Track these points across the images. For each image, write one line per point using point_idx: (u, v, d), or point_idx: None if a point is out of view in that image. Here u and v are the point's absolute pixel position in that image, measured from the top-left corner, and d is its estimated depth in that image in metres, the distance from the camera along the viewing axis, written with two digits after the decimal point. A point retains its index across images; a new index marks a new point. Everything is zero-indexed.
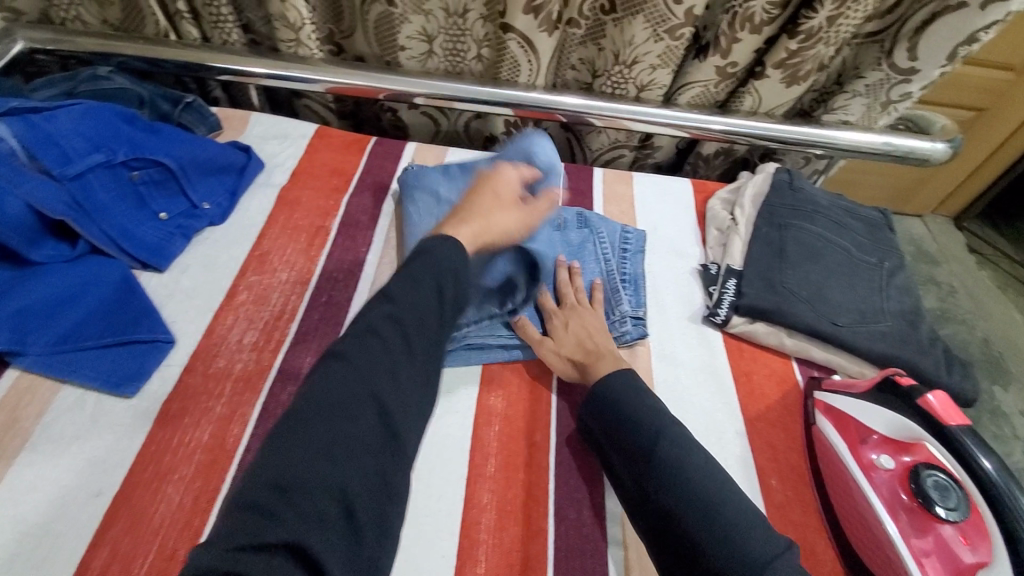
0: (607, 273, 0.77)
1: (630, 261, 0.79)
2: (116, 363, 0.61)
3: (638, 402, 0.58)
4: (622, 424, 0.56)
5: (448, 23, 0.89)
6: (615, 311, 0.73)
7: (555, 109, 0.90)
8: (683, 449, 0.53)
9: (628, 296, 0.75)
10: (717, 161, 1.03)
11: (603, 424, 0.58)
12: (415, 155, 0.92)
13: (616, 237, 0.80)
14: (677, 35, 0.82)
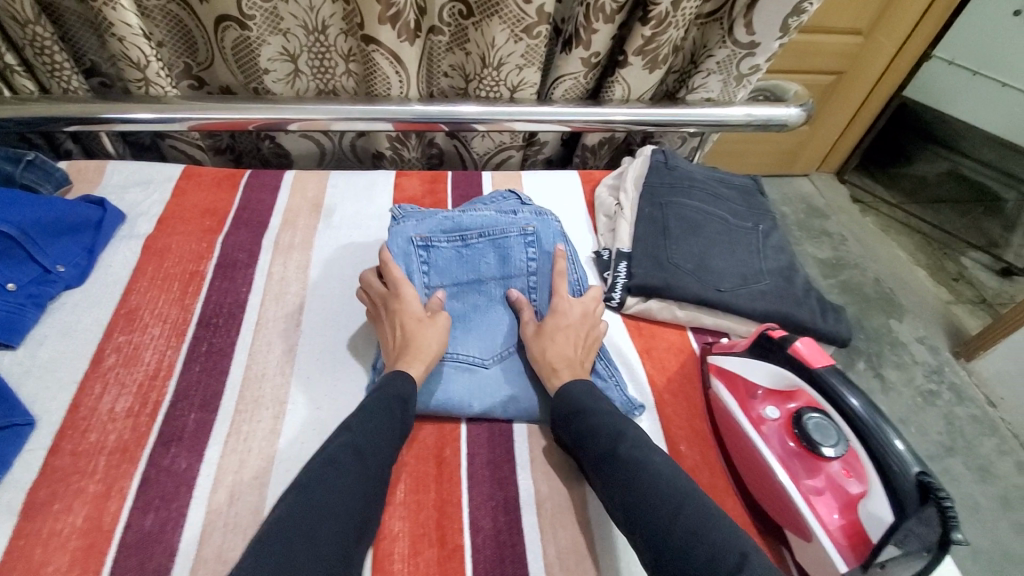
0: (525, 264, 0.73)
1: (543, 247, 0.74)
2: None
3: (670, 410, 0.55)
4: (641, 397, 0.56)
5: (309, 40, 0.86)
6: (522, 282, 0.73)
7: (432, 119, 0.90)
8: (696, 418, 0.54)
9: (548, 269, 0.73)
10: (602, 150, 1.07)
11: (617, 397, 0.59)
12: (296, 183, 0.89)
13: (436, 217, 0.73)
14: (534, 34, 0.83)
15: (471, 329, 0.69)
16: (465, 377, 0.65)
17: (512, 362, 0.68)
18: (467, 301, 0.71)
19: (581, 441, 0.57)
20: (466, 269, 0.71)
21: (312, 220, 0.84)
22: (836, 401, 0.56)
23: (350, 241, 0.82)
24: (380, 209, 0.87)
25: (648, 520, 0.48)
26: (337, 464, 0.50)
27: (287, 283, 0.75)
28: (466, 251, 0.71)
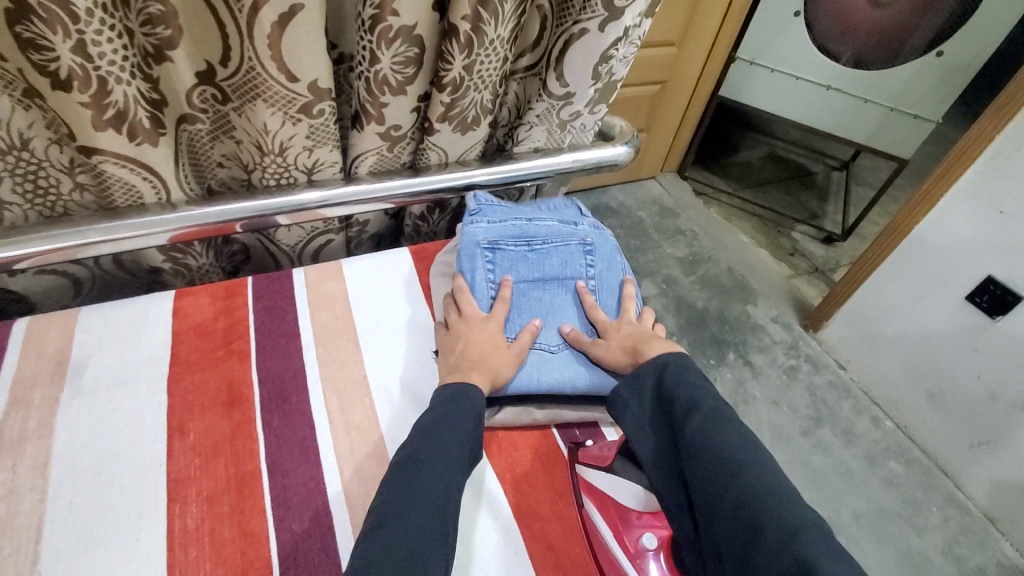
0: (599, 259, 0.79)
1: (599, 242, 0.81)
2: None
3: (699, 393, 0.61)
4: (675, 396, 0.62)
5: (7, 162, 0.65)
6: (565, 287, 0.77)
7: (228, 220, 0.73)
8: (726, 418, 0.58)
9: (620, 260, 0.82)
10: (435, 216, 0.96)
11: (660, 400, 0.63)
12: (30, 337, 0.66)
13: (505, 223, 0.77)
14: (315, 113, 0.70)
15: (541, 323, 0.73)
16: (539, 365, 0.70)
17: (578, 353, 0.72)
18: (555, 297, 0.76)
19: (666, 411, 0.62)
20: (546, 261, 0.77)
21: (54, 389, 0.63)
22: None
23: (112, 408, 0.62)
24: (156, 351, 0.68)
25: (710, 487, 0.54)
26: (417, 487, 0.52)
27: (19, 496, 0.55)
28: (532, 255, 0.76)
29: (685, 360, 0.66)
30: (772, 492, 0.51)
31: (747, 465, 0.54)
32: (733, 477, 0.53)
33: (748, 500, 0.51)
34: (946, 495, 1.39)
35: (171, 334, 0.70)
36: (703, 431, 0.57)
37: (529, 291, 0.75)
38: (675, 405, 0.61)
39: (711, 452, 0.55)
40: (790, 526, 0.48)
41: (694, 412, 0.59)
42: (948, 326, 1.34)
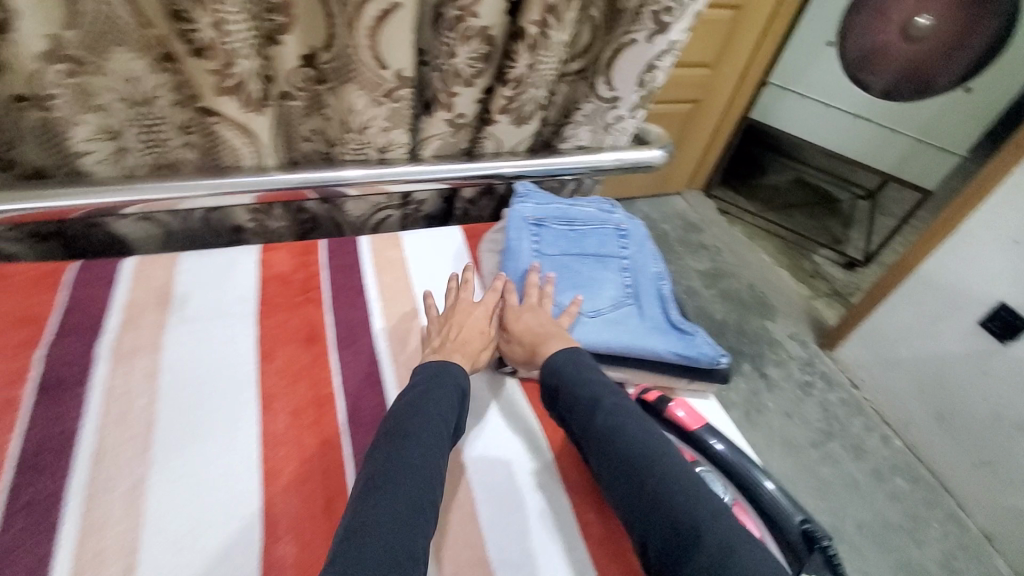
0: (631, 242, 0.89)
1: (631, 228, 0.91)
2: None
3: (585, 399, 0.64)
4: (578, 397, 0.64)
5: (133, 113, 0.74)
6: (602, 261, 0.85)
7: (297, 188, 0.84)
8: (622, 421, 0.62)
9: (654, 249, 0.90)
10: (484, 202, 1.06)
11: (564, 399, 0.66)
12: (139, 274, 0.78)
13: (550, 205, 0.89)
14: (397, 98, 0.81)
15: (578, 290, 0.81)
16: (574, 324, 0.77)
17: (611, 315, 0.79)
18: (593, 269, 0.84)
19: (568, 411, 0.65)
20: (584, 242, 0.86)
21: (161, 316, 0.74)
22: (706, 449, 0.63)
23: (212, 334, 0.73)
24: (246, 293, 0.79)
25: (632, 474, 0.58)
26: (396, 461, 0.55)
27: (132, 395, 0.65)
28: (571, 234, 0.87)
29: (570, 355, 0.69)
30: (691, 485, 0.56)
31: (663, 459, 0.58)
32: (654, 467, 0.57)
33: (669, 490, 0.55)
34: (946, 513, 1.42)
35: (260, 280, 0.81)
36: (622, 426, 0.61)
37: (569, 261, 0.84)
38: (576, 408, 0.64)
39: (630, 446, 0.60)
40: (702, 524, 0.52)
41: (598, 415, 0.62)
42: (961, 349, 1.39)
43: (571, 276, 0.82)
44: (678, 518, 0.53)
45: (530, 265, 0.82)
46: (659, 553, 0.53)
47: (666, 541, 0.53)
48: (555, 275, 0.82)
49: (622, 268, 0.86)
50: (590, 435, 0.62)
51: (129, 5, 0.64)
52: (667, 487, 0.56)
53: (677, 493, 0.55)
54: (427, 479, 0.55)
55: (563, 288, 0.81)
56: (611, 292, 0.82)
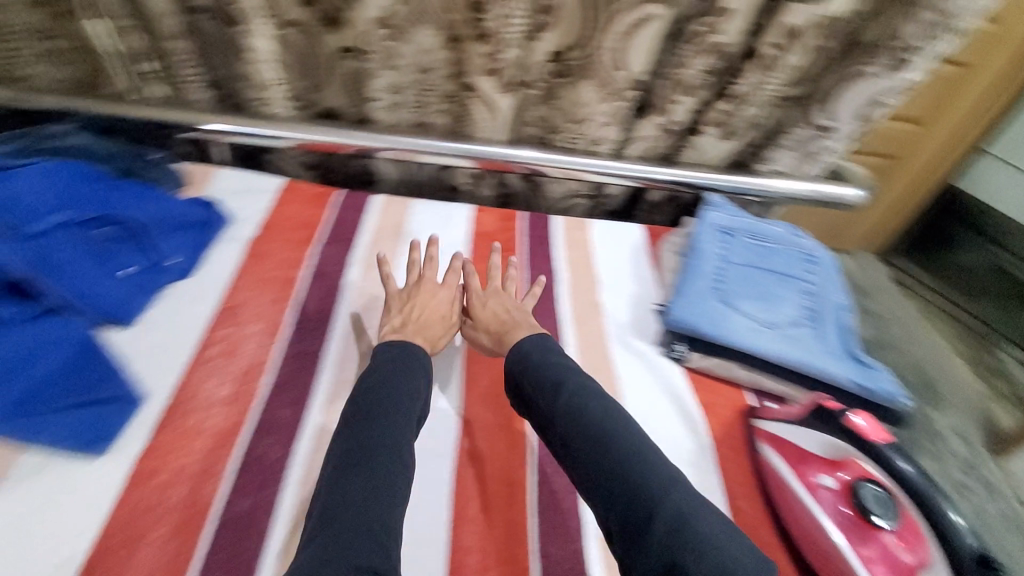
0: (816, 267, 0.90)
1: (817, 255, 0.92)
2: (114, 421, 0.60)
3: (556, 371, 0.68)
4: (534, 379, 0.67)
5: (416, 78, 0.92)
6: (784, 279, 0.88)
7: (509, 162, 0.97)
8: (587, 399, 0.64)
9: (837, 280, 0.91)
10: (666, 208, 1.11)
11: (521, 380, 0.68)
12: (383, 207, 0.95)
13: (741, 218, 0.94)
14: (625, 97, 0.90)
15: (758, 301, 0.84)
16: (750, 329, 0.81)
17: (789, 330, 0.82)
18: (774, 284, 0.87)
19: (531, 394, 0.67)
20: (767, 258, 0.90)
21: (395, 244, 0.89)
22: (889, 468, 0.61)
23: (433, 265, 0.88)
24: (459, 241, 0.93)
25: (589, 449, 0.60)
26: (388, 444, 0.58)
27: (372, 297, 0.81)
28: (757, 248, 0.91)
29: (539, 342, 0.72)
30: (660, 463, 0.58)
31: (624, 434, 0.60)
32: (616, 444, 0.59)
33: (631, 467, 0.57)
34: None
35: (472, 233, 0.95)
36: (581, 405, 0.63)
37: (751, 273, 0.87)
38: (532, 387, 0.67)
39: (590, 423, 0.61)
40: (678, 503, 0.54)
41: (560, 396, 0.64)
42: None
43: (751, 286, 0.86)
44: (636, 492, 0.55)
45: (713, 268, 0.87)
46: (619, 529, 0.55)
47: (625, 512, 0.55)
48: (736, 283, 0.86)
49: (803, 289, 0.87)
50: (548, 419, 0.64)
51: None
52: (626, 464, 0.57)
53: (635, 468, 0.57)
54: (390, 429, 0.59)
55: (743, 295, 0.85)
56: (790, 309, 0.84)
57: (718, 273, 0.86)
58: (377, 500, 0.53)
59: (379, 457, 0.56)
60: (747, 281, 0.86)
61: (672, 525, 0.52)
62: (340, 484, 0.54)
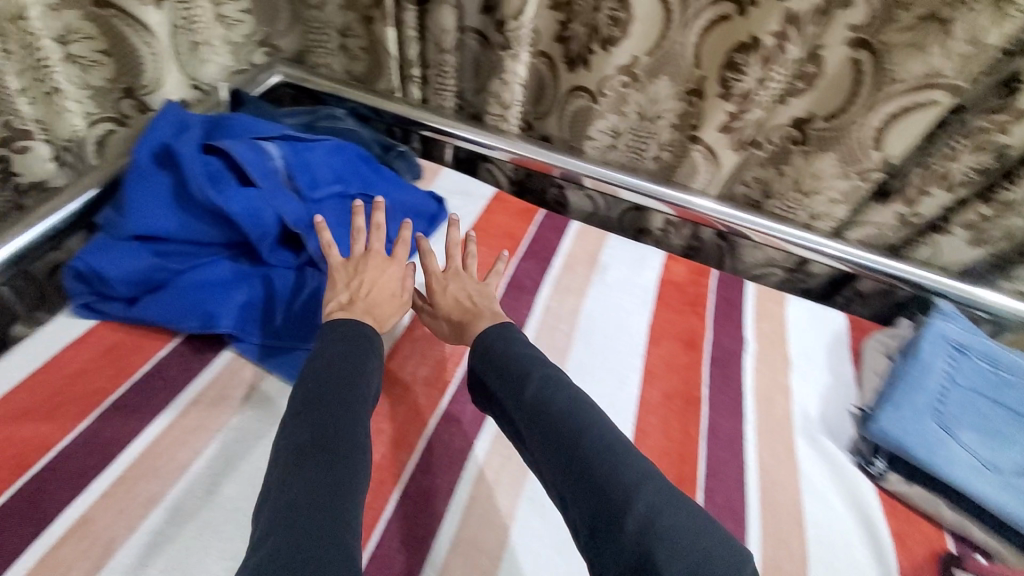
0: None
1: None
2: None
3: (506, 362, 0.62)
4: (504, 365, 0.62)
5: (638, 124, 0.95)
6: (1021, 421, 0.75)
7: (713, 217, 0.95)
8: (572, 394, 0.59)
9: None
10: (873, 300, 1.01)
11: (497, 366, 0.63)
12: (579, 234, 0.97)
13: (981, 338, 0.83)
14: (868, 178, 0.84)
15: (981, 434, 0.73)
16: (967, 463, 0.70)
17: (1018, 481, 0.69)
18: (1006, 422, 0.75)
19: (496, 384, 0.62)
20: (1003, 390, 0.77)
21: (588, 273, 0.91)
22: None
23: (619, 303, 0.87)
24: (647, 283, 0.91)
25: (550, 443, 0.55)
26: (297, 418, 0.53)
27: (560, 319, 0.83)
28: (994, 376, 0.79)
29: (499, 334, 0.66)
30: (651, 480, 0.51)
31: (599, 433, 0.55)
32: (580, 440, 0.54)
33: (613, 470, 0.51)
34: None
35: (660, 279, 0.93)
36: (547, 398, 0.58)
37: (977, 401, 0.76)
38: (506, 373, 0.62)
39: (554, 417, 0.56)
40: (646, 510, 0.49)
41: (529, 387, 0.59)
42: None
43: (977, 417, 0.75)
44: (621, 503, 0.49)
45: (933, 384, 0.77)
46: (590, 534, 0.50)
47: (596, 516, 0.50)
48: (958, 407, 0.75)
49: None
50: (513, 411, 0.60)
51: (696, 49, 0.83)
52: (605, 468, 0.52)
53: (609, 466, 0.52)
54: (346, 393, 0.56)
55: (964, 423, 0.74)
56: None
57: (937, 390, 0.77)
58: (339, 487, 0.48)
59: (340, 443, 0.51)
60: (970, 408, 0.75)
61: (656, 541, 0.47)
62: (292, 477, 0.48)
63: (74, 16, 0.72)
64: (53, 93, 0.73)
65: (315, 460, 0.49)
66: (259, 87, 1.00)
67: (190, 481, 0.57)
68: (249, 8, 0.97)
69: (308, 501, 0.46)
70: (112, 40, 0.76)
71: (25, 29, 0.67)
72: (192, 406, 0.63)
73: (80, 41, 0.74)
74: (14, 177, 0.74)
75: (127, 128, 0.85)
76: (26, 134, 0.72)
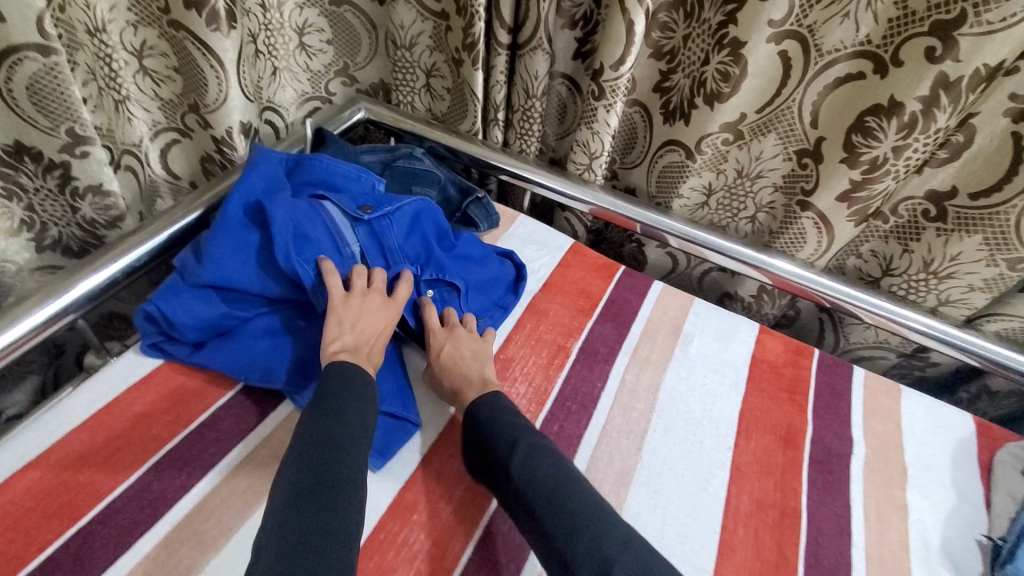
0: None
1: None
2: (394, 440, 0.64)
3: (500, 427, 0.60)
4: (495, 431, 0.60)
5: (734, 182, 0.87)
6: None
7: (817, 291, 0.84)
8: (565, 463, 0.57)
9: None
10: (1005, 401, 0.87)
11: (483, 430, 0.61)
12: (662, 297, 0.89)
13: None
14: (1016, 268, 0.72)
15: None
16: None
17: None
18: None
19: (483, 451, 0.60)
20: None
21: (670, 343, 0.83)
22: None
23: (703, 382, 0.78)
24: (737, 361, 0.82)
25: (544, 514, 0.53)
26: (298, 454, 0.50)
27: (637, 397, 0.75)
28: None
29: (492, 403, 0.63)
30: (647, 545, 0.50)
31: (596, 508, 0.52)
32: (566, 504, 0.52)
33: (609, 541, 0.49)
34: None
35: (751, 357, 0.83)
36: (538, 469, 0.56)
37: None
38: (494, 441, 0.59)
39: (545, 488, 0.54)
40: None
41: (517, 454, 0.57)
42: None
43: None
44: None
45: None
46: None
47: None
48: None
49: None
50: (502, 477, 0.57)
51: (813, 109, 0.74)
52: (601, 537, 0.49)
53: (603, 531, 0.50)
54: (345, 428, 0.53)
55: None
56: None
57: None
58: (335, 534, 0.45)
59: (339, 486, 0.49)
60: None
61: None
62: (289, 521, 0.44)
63: (151, 33, 0.72)
64: (121, 102, 0.71)
65: (325, 502, 0.47)
66: (345, 124, 0.96)
67: (233, 549, 0.54)
68: (331, 38, 0.93)
69: (308, 539, 0.44)
70: (182, 59, 0.73)
71: (102, 42, 0.66)
72: (245, 463, 0.60)
73: (155, 57, 0.74)
74: (72, 180, 0.70)
75: (190, 140, 0.83)
76: (87, 140, 0.68)
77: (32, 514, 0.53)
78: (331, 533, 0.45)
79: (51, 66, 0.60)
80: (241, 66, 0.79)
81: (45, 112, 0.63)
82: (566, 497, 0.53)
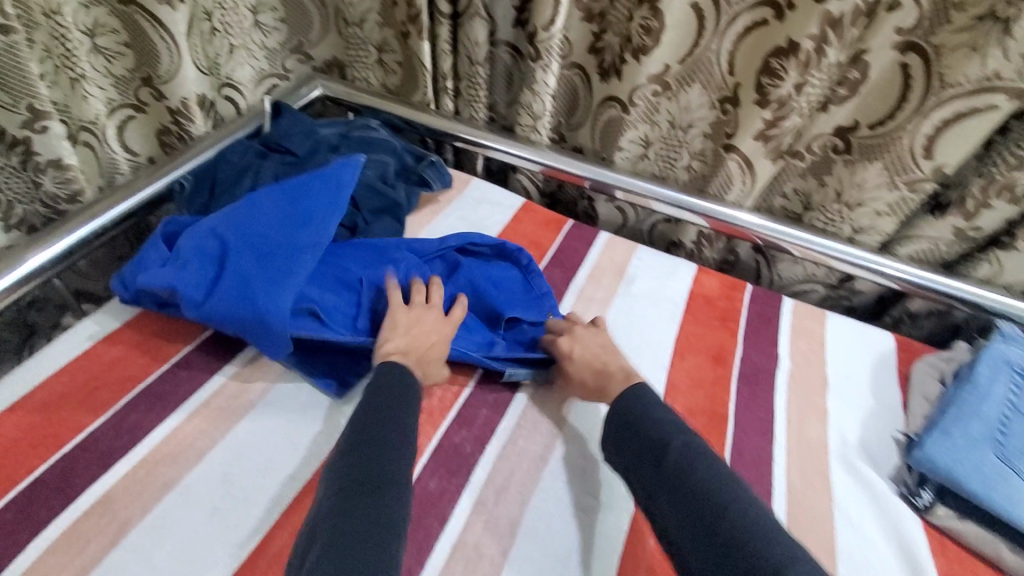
0: None
1: None
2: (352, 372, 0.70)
3: (650, 427, 0.60)
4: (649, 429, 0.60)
5: (669, 133, 0.94)
6: None
7: (747, 229, 0.90)
8: (702, 456, 0.56)
9: None
10: (925, 321, 0.94)
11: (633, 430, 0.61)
12: (608, 244, 0.96)
13: None
14: (916, 189, 0.79)
15: None
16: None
17: None
18: None
19: (639, 453, 0.59)
20: None
21: (613, 283, 0.89)
22: None
23: (643, 314, 0.85)
24: (675, 296, 0.89)
25: (676, 507, 0.53)
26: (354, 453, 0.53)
27: None
28: None
29: (640, 394, 0.63)
30: (753, 517, 0.50)
31: (722, 494, 0.52)
32: (705, 497, 0.52)
33: (728, 529, 0.50)
34: None
35: (688, 292, 0.90)
36: (686, 463, 0.55)
37: None
38: (648, 437, 0.59)
39: (690, 482, 0.54)
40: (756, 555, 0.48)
41: (672, 450, 0.57)
42: None
43: None
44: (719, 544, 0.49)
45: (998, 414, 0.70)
46: None
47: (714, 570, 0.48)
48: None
49: None
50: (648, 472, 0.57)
51: (729, 56, 0.81)
52: (721, 522, 0.50)
53: (724, 517, 0.51)
54: (389, 427, 0.56)
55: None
56: None
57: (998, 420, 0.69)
58: (384, 524, 0.47)
59: (387, 480, 0.51)
60: None
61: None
62: (343, 513, 0.47)
63: (101, 12, 0.77)
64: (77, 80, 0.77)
65: (373, 494, 0.49)
66: (303, 99, 1.02)
67: (207, 465, 0.60)
68: (283, 16, 0.99)
69: (366, 535, 0.46)
70: (132, 33, 0.79)
71: (57, 22, 0.72)
72: (215, 396, 0.66)
73: (106, 35, 0.79)
74: (36, 155, 0.75)
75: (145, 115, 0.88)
76: (46, 115, 0.73)
77: (20, 445, 0.58)
78: (380, 526, 0.47)
79: (10, 44, 0.66)
80: (193, 40, 0.85)
81: (5, 88, 0.68)
82: (707, 489, 0.53)
